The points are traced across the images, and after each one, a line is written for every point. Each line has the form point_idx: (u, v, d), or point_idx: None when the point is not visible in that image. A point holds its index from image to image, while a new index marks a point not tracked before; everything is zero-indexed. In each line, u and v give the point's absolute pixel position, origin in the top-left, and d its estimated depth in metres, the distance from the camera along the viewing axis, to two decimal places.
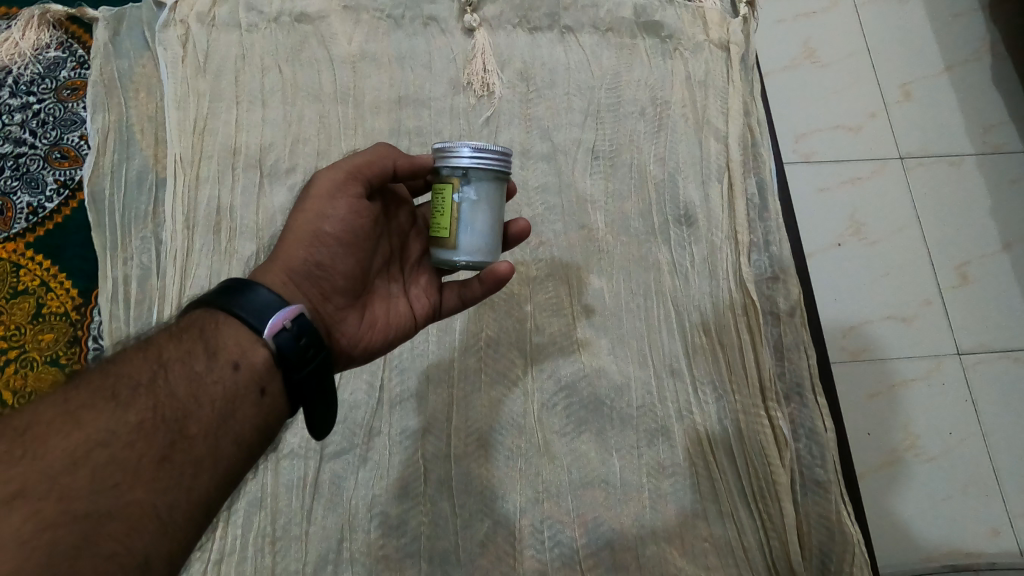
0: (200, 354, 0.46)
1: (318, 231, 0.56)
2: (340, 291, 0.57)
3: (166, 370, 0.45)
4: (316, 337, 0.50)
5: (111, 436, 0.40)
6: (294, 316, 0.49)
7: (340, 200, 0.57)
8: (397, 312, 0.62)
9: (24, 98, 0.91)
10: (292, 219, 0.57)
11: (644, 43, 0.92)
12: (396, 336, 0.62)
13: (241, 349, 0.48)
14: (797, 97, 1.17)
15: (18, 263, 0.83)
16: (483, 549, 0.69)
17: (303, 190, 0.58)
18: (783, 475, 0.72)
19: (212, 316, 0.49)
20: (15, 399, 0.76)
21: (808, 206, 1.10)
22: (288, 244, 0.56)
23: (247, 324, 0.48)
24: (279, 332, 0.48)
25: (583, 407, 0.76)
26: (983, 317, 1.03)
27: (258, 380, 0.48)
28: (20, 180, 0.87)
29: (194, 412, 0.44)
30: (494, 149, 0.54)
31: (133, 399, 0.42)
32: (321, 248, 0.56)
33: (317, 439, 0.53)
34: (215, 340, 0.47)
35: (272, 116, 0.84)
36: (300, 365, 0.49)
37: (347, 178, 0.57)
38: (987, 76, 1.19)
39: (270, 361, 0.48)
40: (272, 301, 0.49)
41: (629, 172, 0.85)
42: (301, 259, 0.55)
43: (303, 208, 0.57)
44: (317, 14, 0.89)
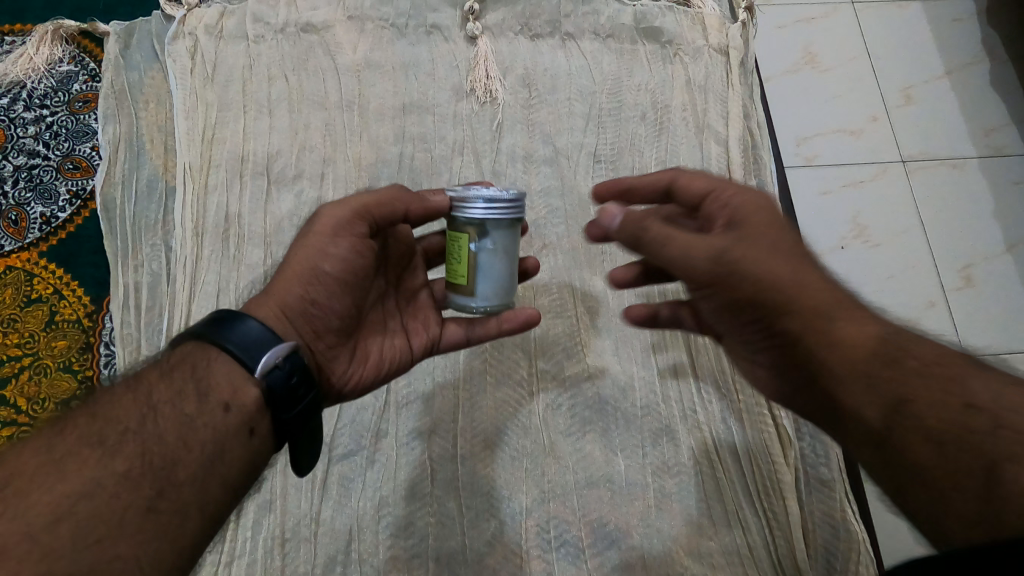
0: (191, 394, 0.46)
1: (317, 270, 0.55)
2: (335, 329, 0.57)
3: (154, 414, 0.44)
4: (306, 376, 0.49)
5: (95, 489, 0.39)
6: (287, 353, 0.48)
7: (343, 239, 0.56)
8: (393, 348, 0.63)
9: (38, 111, 0.92)
10: (292, 255, 0.56)
11: (645, 48, 0.94)
12: (390, 372, 0.63)
13: (232, 388, 0.46)
14: (798, 101, 1.18)
15: (31, 272, 0.85)
16: (490, 549, 0.69)
17: (306, 224, 0.57)
18: (787, 474, 0.73)
19: (204, 352, 0.47)
20: (29, 405, 0.78)
21: (812, 207, 1.10)
22: (285, 280, 0.55)
23: (239, 361, 0.47)
24: (270, 370, 0.47)
25: (587, 407, 0.76)
26: (987, 318, 1.03)
27: (248, 421, 0.46)
28: (33, 190, 0.88)
29: (182, 459, 0.43)
30: (507, 198, 0.54)
31: (121, 446, 0.42)
32: (319, 288, 0.55)
33: (299, 476, 0.52)
34: (206, 379, 0.46)
35: (280, 124, 0.85)
36: (289, 405, 0.48)
37: (354, 219, 0.56)
38: (985, 78, 1.20)
39: (259, 400, 0.47)
40: (264, 337, 0.48)
41: (631, 174, 0.86)
42: (298, 298, 0.54)
43: (304, 246, 0.55)
44: (323, 25, 0.91)
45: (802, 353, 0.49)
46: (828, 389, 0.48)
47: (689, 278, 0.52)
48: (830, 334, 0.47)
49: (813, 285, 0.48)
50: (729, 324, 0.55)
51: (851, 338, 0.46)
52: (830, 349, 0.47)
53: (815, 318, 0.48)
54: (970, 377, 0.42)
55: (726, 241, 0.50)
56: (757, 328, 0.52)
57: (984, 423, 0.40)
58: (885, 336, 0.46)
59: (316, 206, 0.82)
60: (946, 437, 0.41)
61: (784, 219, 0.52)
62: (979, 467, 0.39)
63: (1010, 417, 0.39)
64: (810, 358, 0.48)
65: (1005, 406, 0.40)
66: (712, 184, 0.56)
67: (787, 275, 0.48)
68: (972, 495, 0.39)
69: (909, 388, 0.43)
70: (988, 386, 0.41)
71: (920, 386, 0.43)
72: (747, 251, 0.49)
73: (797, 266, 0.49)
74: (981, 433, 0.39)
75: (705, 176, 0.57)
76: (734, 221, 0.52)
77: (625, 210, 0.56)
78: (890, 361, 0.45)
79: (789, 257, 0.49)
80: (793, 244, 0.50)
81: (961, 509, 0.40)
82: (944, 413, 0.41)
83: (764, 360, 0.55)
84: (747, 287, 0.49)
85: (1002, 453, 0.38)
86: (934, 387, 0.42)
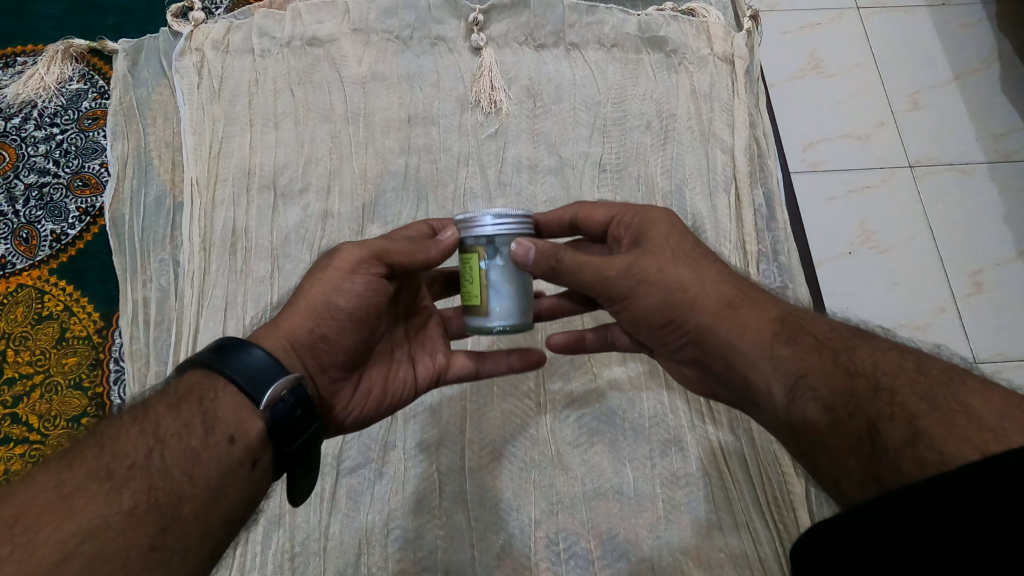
0: (197, 427, 0.45)
1: (330, 305, 0.55)
2: (342, 363, 0.57)
3: (161, 448, 0.43)
4: (310, 408, 0.49)
5: (103, 526, 0.38)
6: (293, 386, 0.48)
7: (360, 278, 0.56)
8: (398, 381, 0.63)
9: (48, 129, 0.93)
10: (306, 289, 0.56)
11: (649, 57, 0.94)
12: (390, 404, 0.63)
13: (237, 420, 0.46)
14: (803, 108, 1.18)
15: (41, 289, 0.85)
16: (499, 561, 0.69)
17: (324, 260, 0.58)
18: (797, 485, 0.73)
19: (212, 381, 0.47)
20: (40, 422, 0.78)
21: (819, 213, 1.10)
22: (296, 313, 0.55)
23: (244, 393, 0.47)
24: (274, 403, 0.47)
25: (595, 418, 0.76)
26: (998, 323, 1.03)
27: (251, 453, 0.46)
28: (44, 208, 0.89)
29: (186, 495, 0.42)
30: (519, 216, 0.56)
31: (127, 481, 0.41)
32: (330, 324, 0.55)
33: (293, 507, 0.52)
34: (213, 409, 0.46)
35: (286, 137, 0.86)
36: (292, 437, 0.48)
37: (371, 259, 0.57)
38: (991, 82, 1.20)
39: (263, 432, 0.47)
40: (268, 366, 0.48)
41: (637, 184, 0.85)
42: (308, 332, 0.54)
43: (319, 281, 0.56)
44: (328, 38, 0.92)
45: (714, 343, 0.52)
46: (739, 371, 0.50)
47: (607, 293, 0.57)
48: (734, 322, 0.51)
49: (712, 282, 0.54)
50: (645, 333, 0.58)
51: (750, 321, 0.50)
52: (739, 334, 0.50)
53: (719, 309, 0.52)
54: (857, 348, 0.46)
55: (628, 257, 0.56)
56: (669, 330, 0.55)
57: (867, 386, 0.42)
58: (781, 318, 0.50)
59: (322, 219, 0.82)
60: (837, 403, 0.43)
61: (682, 228, 0.59)
62: (864, 429, 0.41)
63: (886, 379, 0.42)
64: (720, 346, 0.51)
65: (881, 372, 0.43)
66: (610, 215, 0.64)
67: (688, 277, 0.54)
68: (855, 456, 0.41)
69: (804, 360, 0.46)
70: (871, 354, 0.45)
71: (816, 359, 0.46)
72: (648, 263, 0.55)
73: (696, 267, 0.55)
74: (864, 397, 0.42)
75: (606, 204, 0.64)
76: (636, 243, 0.59)
77: (536, 241, 0.56)
78: (789, 338, 0.48)
79: (687, 262, 0.55)
80: (694, 252, 0.57)
81: (851, 468, 0.41)
82: (832, 381, 0.44)
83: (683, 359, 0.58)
84: (655, 293, 0.55)
85: (880, 413, 0.41)
86: (825, 358, 0.45)
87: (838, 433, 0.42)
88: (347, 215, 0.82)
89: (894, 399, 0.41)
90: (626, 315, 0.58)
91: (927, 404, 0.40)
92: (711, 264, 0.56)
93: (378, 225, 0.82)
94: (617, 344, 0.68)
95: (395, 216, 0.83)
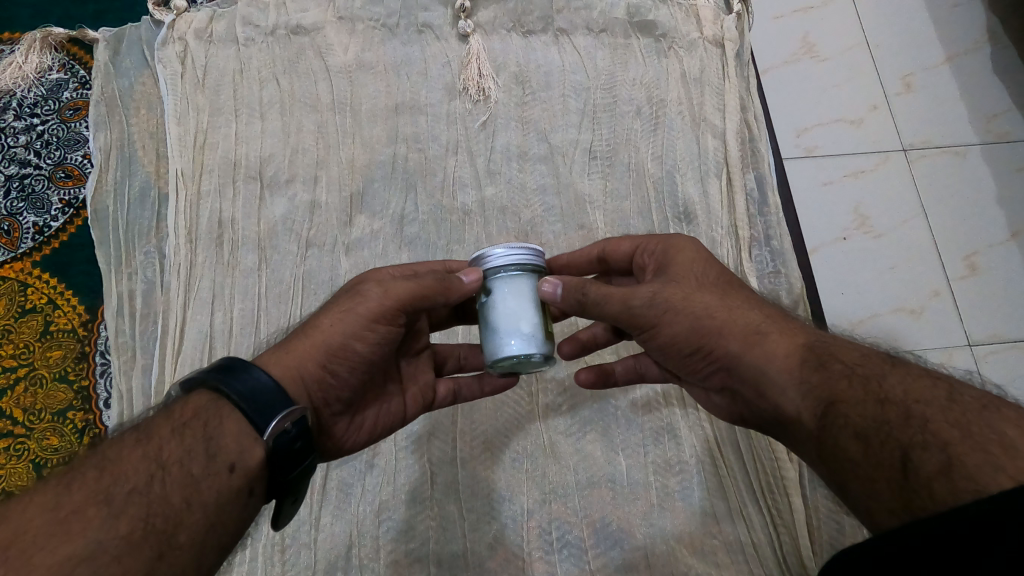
0: (200, 454, 0.44)
1: (347, 346, 0.54)
2: (341, 398, 0.56)
3: (163, 474, 0.42)
4: (309, 440, 0.48)
5: (97, 552, 0.38)
6: (296, 416, 0.47)
7: (380, 327, 0.55)
8: (389, 413, 0.63)
9: (28, 119, 0.92)
10: (325, 325, 0.54)
11: (639, 42, 0.93)
12: (381, 433, 0.63)
13: (240, 448, 0.45)
14: (796, 92, 1.17)
15: (25, 282, 0.84)
16: (492, 552, 0.69)
17: (347, 296, 0.55)
18: (790, 471, 0.72)
19: (218, 408, 0.46)
20: (25, 416, 0.77)
21: (813, 198, 1.09)
22: (309, 347, 0.53)
23: (251, 420, 0.46)
24: (279, 433, 0.46)
25: (588, 407, 0.76)
26: (992, 306, 1.02)
27: (250, 483, 0.46)
28: (26, 200, 0.88)
29: (184, 521, 0.42)
30: (518, 247, 0.54)
31: (126, 506, 0.40)
32: (340, 364, 0.54)
33: (275, 531, 0.50)
34: (217, 437, 0.45)
35: (272, 128, 0.85)
36: (288, 467, 0.47)
37: (396, 312, 0.55)
38: (985, 65, 1.19)
39: (264, 460, 0.46)
40: (270, 392, 0.47)
41: (627, 171, 0.84)
42: (316, 368, 0.53)
43: (341, 318, 0.54)
44: (313, 26, 0.90)
45: (744, 369, 0.52)
46: (771, 398, 0.51)
47: (634, 323, 0.56)
48: (763, 348, 0.51)
49: (740, 311, 0.54)
50: (672, 361, 0.58)
51: (778, 348, 0.51)
52: (767, 360, 0.51)
53: (747, 336, 0.52)
54: (888, 374, 0.45)
55: (655, 285, 0.56)
56: (697, 358, 0.55)
57: (898, 413, 0.42)
58: (810, 343, 0.50)
59: (310, 210, 0.81)
60: (870, 432, 0.43)
61: (709, 258, 0.59)
62: (897, 458, 0.40)
63: (918, 407, 0.41)
64: (749, 371, 0.52)
65: (913, 400, 0.42)
66: (635, 246, 0.63)
67: (715, 304, 0.54)
68: (889, 484, 0.41)
69: (834, 386, 0.46)
70: (902, 381, 0.44)
71: (845, 385, 0.46)
72: (674, 290, 0.55)
73: (722, 296, 0.55)
74: (896, 426, 0.41)
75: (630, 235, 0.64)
76: (663, 273, 0.59)
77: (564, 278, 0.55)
78: (819, 365, 0.48)
79: (712, 290, 0.56)
80: (723, 283, 0.57)
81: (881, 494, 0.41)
82: (864, 409, 0.44)
83: (713, 387, 0.57)
84: (681, 320, 0.54)
85: (911, 441, 0.40)
86: (856, 385, 0.45)
87: (872, 462, 0.42)
88: (335, 206, 0.81)
89: (926, 426, 0.40)
90: (653, 343, 0.57)
91: (960, 432, 0.39)
92: (739, 294, 0.56)
93: (366, 215, 0.81)
94: (646, 374, 0.68)
95: (383, 206, 0.82)
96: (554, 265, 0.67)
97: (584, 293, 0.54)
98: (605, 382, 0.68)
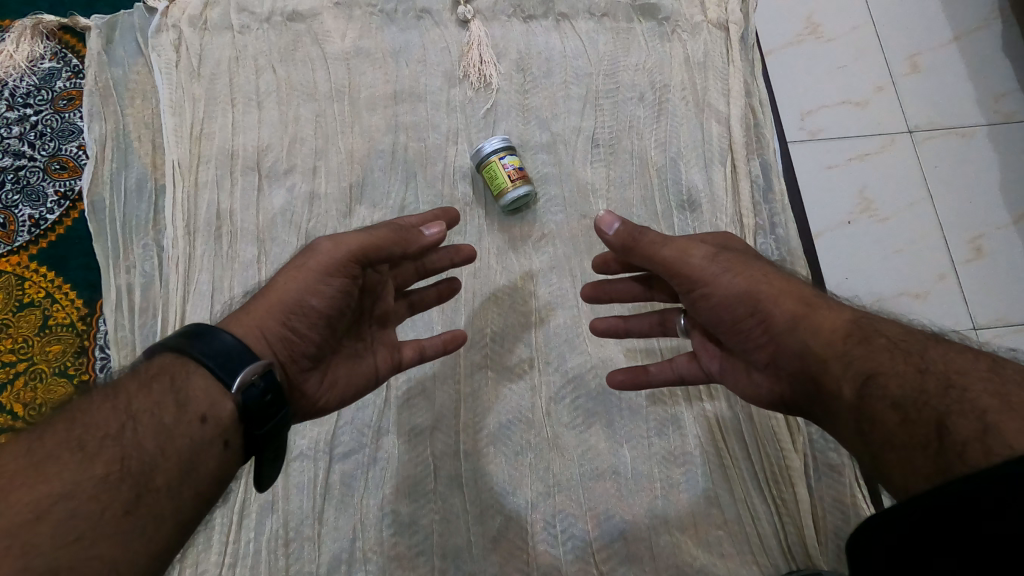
0: (170, 404, 0.43)
1: (304, 302, 0.53)
2: (307, 356, 0.54)
3: (134, 423, 0.42)
4: (281, 394, 0.47)
5: (74, 491, 0.38)
6: (264, 370, 0.46)
7: (336, 279, 0.54)
8: (361, 372, 0.61)
9: (21, 110, 0.91)
10: (279, 283, 0.53)
11: (641, 26, 0.91)
12: (354, 394, 0.61)
13: (210, 400, 0.44)
14: (800, 73, 1.15)
15: (22, 275, 0.84)
16: (496, 544, 0.69)
17: (298, 257, 0.55)
18: (796, 460, 0.72)
19: (182, 364, 0.45)
20: (26, 411, 0.77)
21: (816, 182, 1.08)
22: (266, 306, 0.52)
23: (217, 375, 0.45)
24: (246, 387, 0.45)
25: (591, 399, 0.74)
26: (998, 290, 1.01)
27: (223, 435, 0.44)
28: (21, 192, 0.87)
29: (159, 465, 0.41)
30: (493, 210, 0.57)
31: (100, 450, 0.40)
32: (301, 318, 0.53)
33: (260, 491, 0.49)
34: (184, 391, 0.44)
35: (268, 117, 0.83)
36: (263, 422, 0.46)
37: (349, 262, 0.55)
38: (993, 44, 1.17)
39: (236, 415, 0.45)
40: (238, 351, 0.46)
41: (631, 158, 0.83)
42: (279, 326, 0.52)
43: (296, 275, 0.53)
44: (310, 13, 0.89)
45: (791, 342, 0.51)
46: (815, 374, 0.50)
47: (683, 279, 0.57)
48: (814, 320, 0.51)
49: (791, 282, 0.54)
50: (721, 328, 0.57)
51: (828, 322, 0.50)
52: (813, 335, 0.50)
53: (798, 308, 0.52)
54: (930, 348, 0.45)
55: (712, 248, 0.57)
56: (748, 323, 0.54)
57: (937, 383, 0.42)
58: (857, 319, 0.49)
59: (309, 201, 0.80)
60: (906, 401, 0.42)
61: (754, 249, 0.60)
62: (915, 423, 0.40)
63: (958, 377, 0.41)
64: (795, 344, 0.51)
65: (953, 370, 0.42)
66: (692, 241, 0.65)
67: (771, 274, 0.55)
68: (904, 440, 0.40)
69: (876, 360, 0.45)
70: (944, 354, 0.44)
71: (887, 358, 0.45)
72: (732, 256, 0.56)
73: (772, 269, 0.56)
74: (933, 395, 0.41)
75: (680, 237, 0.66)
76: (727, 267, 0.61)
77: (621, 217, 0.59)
78: (863, 339, 0.48)
79: (765, 264, 0.56)
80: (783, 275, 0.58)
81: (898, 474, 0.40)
82: (903, 380, 0.43)
83: (758, 361, 0.56)
84: (736, 282, 0.55)
85: (948, 408, 0.40)
86: (895, 358, 0.45)
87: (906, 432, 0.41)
88: (335, 196, 0.80)
89: (964, 395, 0.40)
90: (705, 305, 0.57)
91: (999, 401, 0.38)
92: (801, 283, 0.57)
93: (366, 206, 0.80)
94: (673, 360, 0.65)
95: (383, 196, 0.81)
96: (598, 262, 0.67)
97: (636, 235, 0.58)
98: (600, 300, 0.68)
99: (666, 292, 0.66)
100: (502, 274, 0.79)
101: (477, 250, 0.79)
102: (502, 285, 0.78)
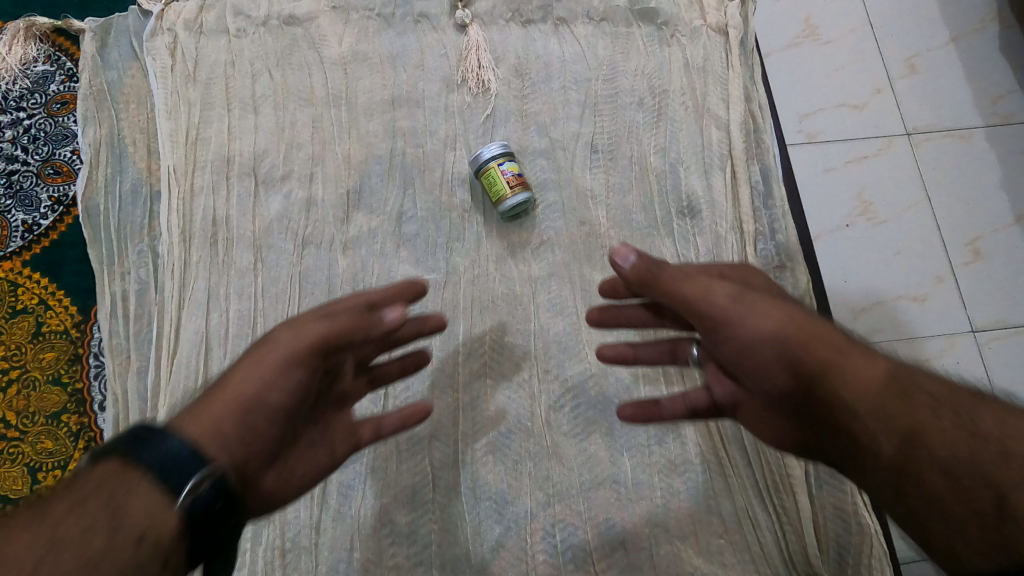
0: (113, 492, 0.40)
1: (259, 400, 0.49)
2: (262, 453, 0.50)
3: (82, 503, 0.39)
4: (228, 503, 0.44)
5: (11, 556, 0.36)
6: (207, 482, 0.43)
7: (293, 373, 0.50)
8: (316, 459, 0.56)
9: (14, 114, 0.90)
10: (225, 387, 0.49)
11: (640, 30, 0.90)
12: (311, 483, 0.55)
13: (149, 516, 0.40)
14: (799, 75, 1.15)
15: (15, 281, 0.83)
16: (495, 554, 0.68)
17: (255, 348, 0.52)
18: (796, 468, 0.71)
19: (122, 478, 0.41)
20: (18, 419, 0.77)
21: (815, 185, 1.07)
22: (216, 405, 0.48)
23: (161, 487, 0.41)
24: (191, 498, 0.42)
25: (591, 407, 0.74)
26: (997, 294, 1.01)
27: (168, 543, 0.40)
28: (14, 198, 0.86)
29: (103, 531, 0.38)
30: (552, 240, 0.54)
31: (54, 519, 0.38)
32: (254, 418, 0.49)
33: None
34: (122, 503, 0.40)
35: (265, 122, 0.83)
36: (205, 537, 0.42)
37: (307, 354, 0.51)
38: (992, 46, 1.16)
39: (178, 530, 0.41)
40: (184, 458, 0.43)
41: (630, 164, 0.83)
42: (234, 424, 0.48)
43: (255, 367, 0.50)
44: (306, 17, 0.88)
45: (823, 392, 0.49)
46: (850, 429, 0.48)
47: (704, 319, 0.53)
48: (850, 369, 0.48)
49: (816, 323, 0.52)
50: (741, 368, 0.54)
51: (869, 373, 0.48)
52: (852, 389, 0.47)
53: (831, 353, 0.49)
54: (981, 412, 0.44)
55: (735, 287, 0.54)
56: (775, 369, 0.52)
57: (992, 452, 0.42)
58: (894, 373, 0.48)
59: (306, 207, 0.79)
60: (958, 463, 0.43)
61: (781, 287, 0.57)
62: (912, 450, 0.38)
63: (1014, 444, 0.42)
64: (828, 396, 0.49)
65: (1009, 434, 0.42)
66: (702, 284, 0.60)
67: (796, 315, 0.52)
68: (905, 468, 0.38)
69: (919, 419, 0.45)
70: (993, 416, 0.44)
71: (931, 418, 0.45)
72: (757, 296, 0.53)
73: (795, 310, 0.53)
74: (990, 462, 0.42)
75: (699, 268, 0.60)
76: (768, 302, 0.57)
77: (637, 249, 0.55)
78: (904, 396, 0.46)
79: (788, 304, 0.53)
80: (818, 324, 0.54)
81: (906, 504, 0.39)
82: (950, 442, 0.43)
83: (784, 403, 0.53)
84: (763, 318, 0.52)
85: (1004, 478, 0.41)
86: (944, 418, 0.44)
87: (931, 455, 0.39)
88: (332, 203, 0.80)
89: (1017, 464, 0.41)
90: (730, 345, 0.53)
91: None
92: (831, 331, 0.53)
93: (364, 212, 0.80)
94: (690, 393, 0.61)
95: (381, 203, 0.80)
96: (604, 287, 0.63)
97: (654, 270, 0.54)
98: (606, 324, 0.64)
99: (677, 321, 0.62)
100: (501, 280, 0.78)
101: (476, 256, 0.79)
102: (501, 293, 0.77)
